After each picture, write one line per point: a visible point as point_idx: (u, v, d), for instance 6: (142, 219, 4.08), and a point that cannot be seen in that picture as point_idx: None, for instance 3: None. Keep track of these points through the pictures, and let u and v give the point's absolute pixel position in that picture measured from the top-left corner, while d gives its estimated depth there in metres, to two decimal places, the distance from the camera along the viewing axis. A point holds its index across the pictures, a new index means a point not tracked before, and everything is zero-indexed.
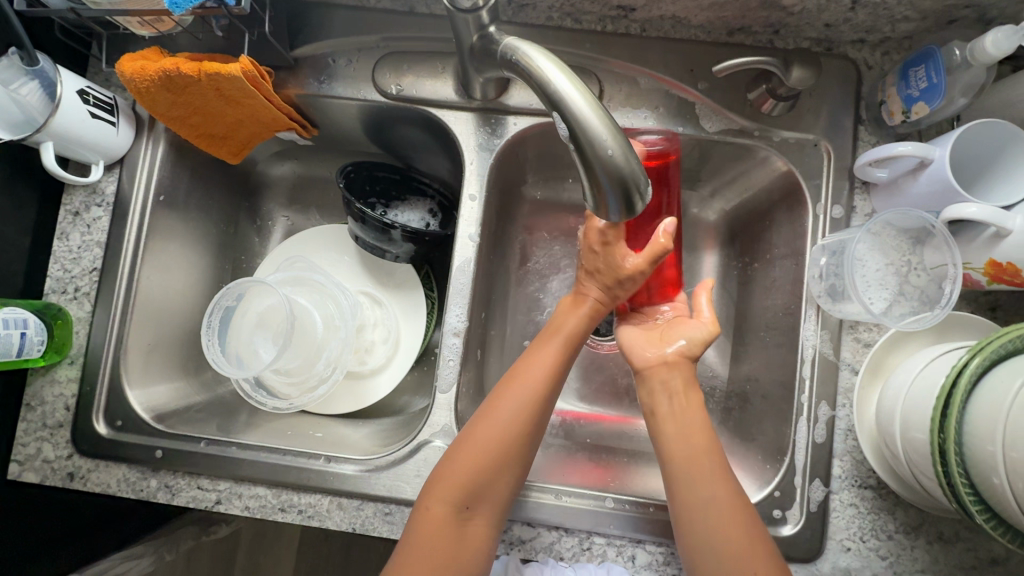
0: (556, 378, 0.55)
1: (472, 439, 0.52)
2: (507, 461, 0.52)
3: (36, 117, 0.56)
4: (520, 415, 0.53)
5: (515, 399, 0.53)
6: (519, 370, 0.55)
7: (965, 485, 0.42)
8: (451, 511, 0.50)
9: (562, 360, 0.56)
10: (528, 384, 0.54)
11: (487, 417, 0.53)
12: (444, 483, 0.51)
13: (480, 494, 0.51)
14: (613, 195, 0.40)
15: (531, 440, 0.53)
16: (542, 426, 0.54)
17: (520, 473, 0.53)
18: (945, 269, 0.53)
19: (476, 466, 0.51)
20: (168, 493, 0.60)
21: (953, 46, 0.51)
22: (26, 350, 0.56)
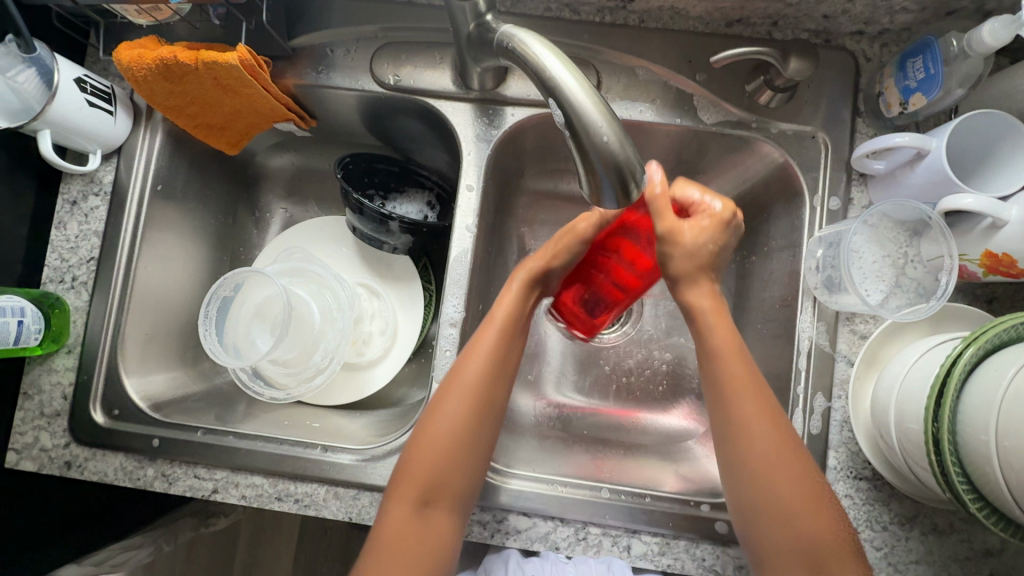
0: (500, 359, 0.55)
1: (425, 435, 0.53)
2: (463, 451, 0.52)
3: (34, 105, 0.55)
4: (469, 404, 0.53)
5: (462, 389, 0.53)
6: (466, 360, 0.55)
7: (960, 475, 0.42)
8: (412, 508, 0.51)
9: (505, 343, 0.56)
10: (472, 373, 0.54)
11: (437, 412, 0.53)
12: (404, 481, 0.52)
13: (441, 488, 0.51)
14: (609, 182, 0.40)
15: (484, 426, 0.54)
16: (494, 409, 0.55)
17: (479, 461, 0.53)
18: (942, 261, 0.52)
19: (430, 461, 0.52)
20: (164, 482, 0.60)
21: (951, 36, 0.50)
22: (23, 338, 0.56)
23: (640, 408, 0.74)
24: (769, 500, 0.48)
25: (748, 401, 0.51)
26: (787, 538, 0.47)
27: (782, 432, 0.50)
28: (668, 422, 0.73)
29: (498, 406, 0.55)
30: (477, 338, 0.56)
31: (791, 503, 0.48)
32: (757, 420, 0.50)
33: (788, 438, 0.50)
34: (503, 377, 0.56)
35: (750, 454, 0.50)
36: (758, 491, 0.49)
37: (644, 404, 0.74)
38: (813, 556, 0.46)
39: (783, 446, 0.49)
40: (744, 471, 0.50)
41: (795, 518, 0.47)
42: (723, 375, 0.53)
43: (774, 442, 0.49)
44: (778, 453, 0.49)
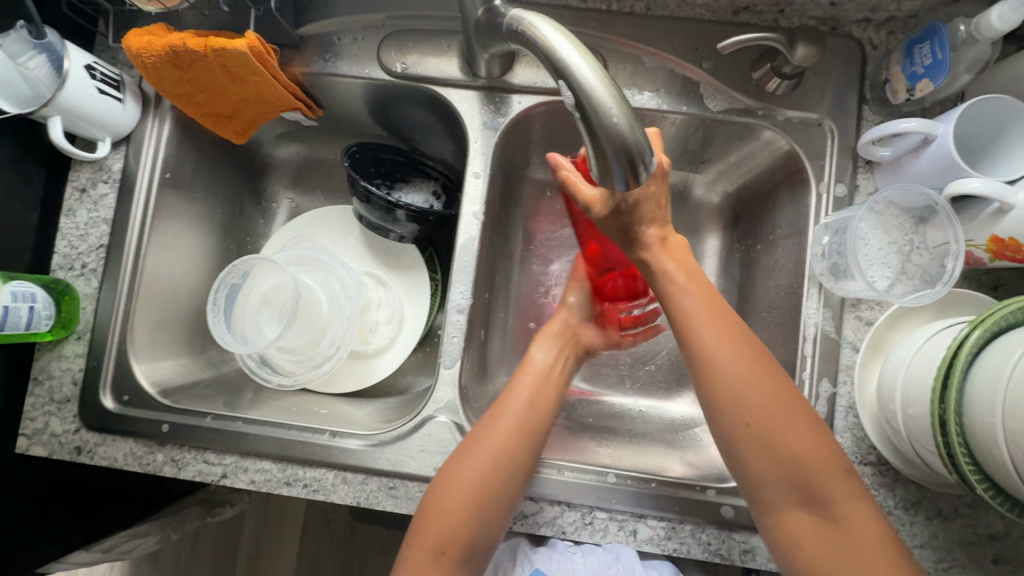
0: (529, 420, 0.57)
1: (447, 487, 0.52)
2: (483, 507, 0.52)
3: (44, 93, 0.56)
4: (493, 461, 0.53)
5: (488, 445, 0.54)
6: (492, 419, 0.56)
7: (965, 455, 0.42)
8: (426, 558, 0.51)
9: (531, 402, 0.58)
10: (505, 429, 0.55)
11: (462, 464, 0.53)
12: (422, 528, 0.52)
13: (457, 539, 0.51)
14: (619, 164, 0.40)
15: (510, 482, 0.53)
16: (519, 474, 0.54)
17: (494, 521, 0.53)
18: (948, 247, 0.53)
19: (451, 512, 0.51)
20: (174, 467, 0.60)
21: (959, 22, 0.51)
22: (34, 324, 0.57)
23: (644, 397, 0.74)
24: (754, 432, 0.48)
25: (718, 342, 0.50)
26: (781, 476, 0.47)
27: (754, 360, 0.50)
28: (673, 411, 0.73)
29: (523, 474, 0.54)
30: (504, 402, 0.58)
31: (781, 432, 0.48)
32: (736, 363, 0.49)
33: (760, 364, 0.50)
34: (530, 439, 0.55)
35: (733, 404, 0.49)
36: (738, 428, 0.49)
37: (650, 393, 0.74)
38: (800, 479, 0.47)
39: (759, 373, 0.49)
40: (726, 411, 0.49)
41: (784, 445, 0.47)
42: (702, 333, 0.51)
43: (751, 373, 0.49)
44: (756, 382, 0.49)
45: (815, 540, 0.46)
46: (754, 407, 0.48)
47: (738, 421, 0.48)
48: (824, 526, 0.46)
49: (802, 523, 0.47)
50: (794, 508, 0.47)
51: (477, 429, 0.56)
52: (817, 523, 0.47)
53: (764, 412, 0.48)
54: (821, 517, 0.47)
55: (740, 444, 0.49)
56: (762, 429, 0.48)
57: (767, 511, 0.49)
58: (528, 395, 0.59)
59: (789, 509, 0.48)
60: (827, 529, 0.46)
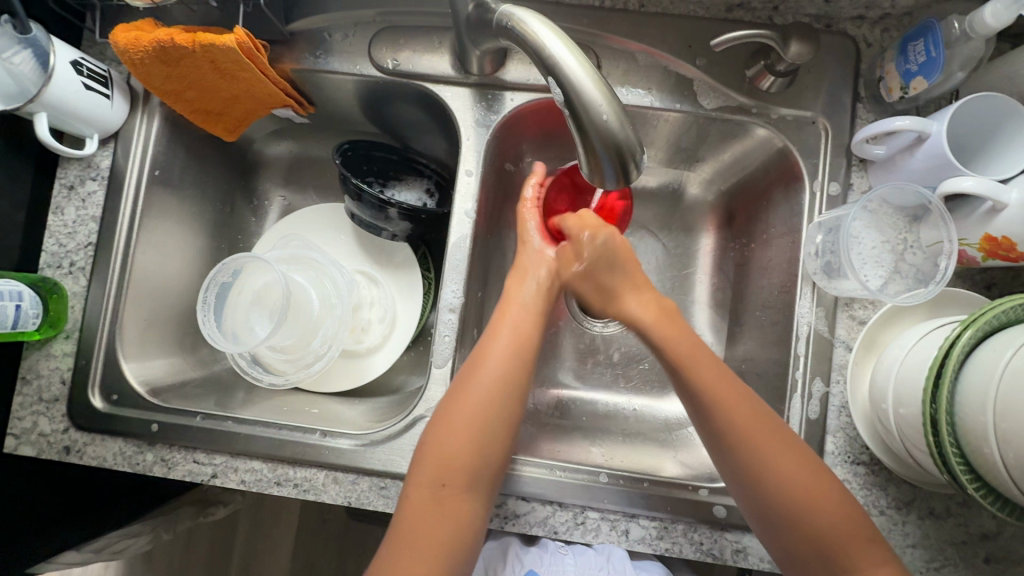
0: (521, 346, 0.57)
1: (444, 419, 0.53)
2: (482, 436, 0.52)
3: (30, 88, 0.55)
4: (489, 390, 0.53)
5: (482, 375, 0.54)
6: (485, 350, 0.56)
7: (956, 455, 0.42)
8: (430, 488, 0.50)
9: (523, 328, 0.58)
10: (498, 356, 0.55)
11: (457, 397, 0.53)
12: (423, 461, 0.52)
13: (458, 468, 0.51)
14: (609, 162, 0.40)
15: (508, 405, 0.54)
16: (516, 402, 0.54)
17: (496, 448, 0.52)
18: (941, 246, 0.52)
19: (448, 442, 0.51)
20: (164, 467, 0.60)
21: (953, 19, 0.50)
22: (21, 323, 0.56)
23: (637, 396, 0.74)
24: (782, 506, 0.48)
25: (737, 413, 0.51)
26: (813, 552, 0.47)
27: (776, 433, 0.50)
28: (666, 411, 0.73)
29: (519, 401, 0.55)
30: (496, 331, 0.58)
31: (808, 505, 0.48)
32: (758, 436, 0.50)
33: (783, 437, 0.50)
34: (524, 367, 0.56)
35: (757, 473, 0.49)
36: (764, 498, 0.49)
37: (643, 392, 0.74)
38: (834, 557, 0.47)
39: (782, 446, 0.50)
40: (747, 480, 0.50)
41: (812, 518, 0.47)
42: (717, 390, 0.52)
43: (773, 444, 0.50)
44: (779, 453, 0.49)
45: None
46: (779, 476, 0.48)
47: (763, 492, 0.49)
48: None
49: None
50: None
51: (467, 363, 0.56)
52: None
53: (790, 485, 0.48)
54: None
55: (766, 515, 0.49)
56: (793, 504, 0.48)
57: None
58: (523, 325, 0.59)
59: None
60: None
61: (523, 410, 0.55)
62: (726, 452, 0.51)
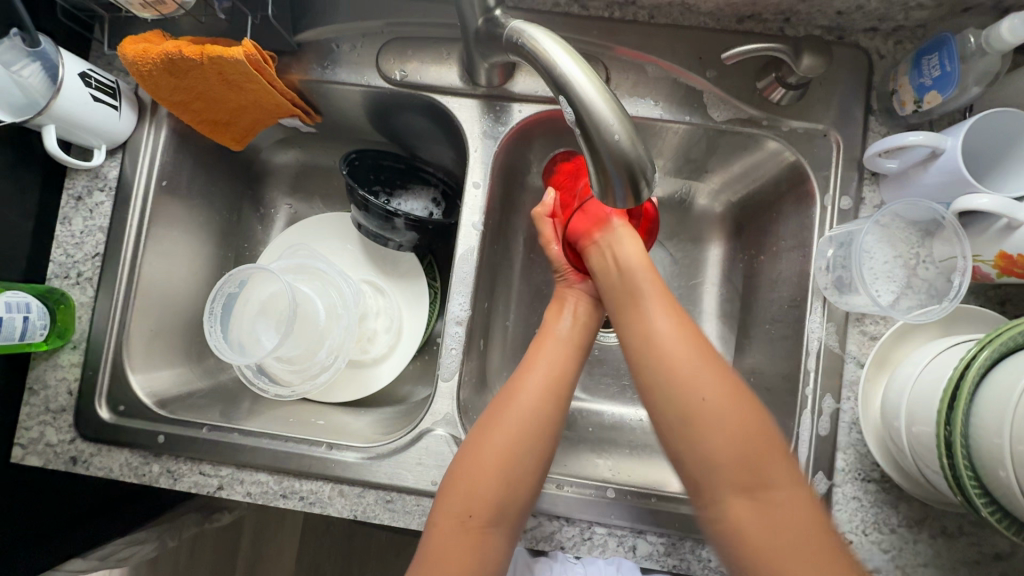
0: (557, 376, 0.56)
1: (475, 453, 0.52)
2: (512, 473, 0.51)
3: (39, 100, 0.55)
4: (521, 425, 0.53)
5: (514, 408, 0.54)
6: (519, 381, 0.56)
7: (971, 478, 0.41)
8: (456, 521, 0.50)
9: (561, 358, 0.57)
10: (534, 388, 0.55)
11: (490, 430, 0.53)
12: (451, 494, 0.51)
13: (486, 504, 0.50)
14: (620, 181, 0.39)
15: (541, 441, 0.53)
16: (546, 441, 0.53)
17: (525, 486, 0.52)
18: (955, 262, 0.52)
19: (479, 476, 0.51)
20: (169, 478, 0.60)
21: (968, 33, 0.50)
22: (29, 334, 0.56)
23: (644, 407, 0.73)
24: (695, 414, 0.47)
25: (662, 325, 0.51)
26: (704, 465, 0.46)
27: (697, 344, 0.50)
28: None
29: (552, 438, 0.54)
30: (529, 365, 0.57)
31: (705, 408, 0.47)
32: (679, 342, 0.50)
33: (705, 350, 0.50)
34: (559, 405, 0.55)
35: (674, 382, 0.48)
36: (675, 407, 0.48)
37: None
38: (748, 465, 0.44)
39: (706, 360, 0.49)
40: (663, 388, 0.49)
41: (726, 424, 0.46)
42: (654, 325, 0.52)
43: (693, 353, 0.49)
44: (698, 362, 0.49)
45: (762, 535, 0.43)
46: (691, 383, 0.48)
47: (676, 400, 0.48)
48: (769, 518, 0.43)
49: (744, 515, 0.44)
50: (738, 496, 0.44)
51: (501, 393, 0.56)
52: (760, 510, 0.43)
53: (707, 394, 0.47)
54: (766, 511, 0.43)
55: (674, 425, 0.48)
56: (705, 407, 0.46)
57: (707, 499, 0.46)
58: (557, 357, 0.57)
59: (728, 498, 0.45)
60: (772, 521, 0.43)
61: (552, 447, 0.54)
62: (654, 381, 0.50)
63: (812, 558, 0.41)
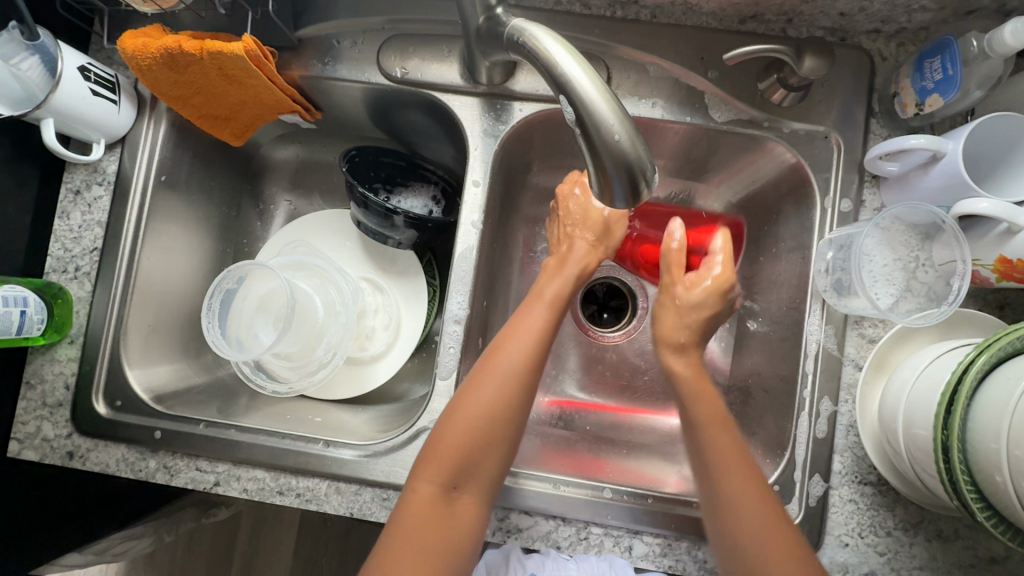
0: (538, 347, 0.56)
1: (453, 420, 0.52)
2: (490, 440, 0.52)
3: (37, 93, 0.55)
4: (502, 391, 0.53)
5: (495, 375, 0.54)
6: (500, 350, 0.56)
7: (968, 483, 0.41)
8: (438, 490, 0.50)
9: (541, 333, 0.57)
10: (514, 358, 0.55)
11: (468, 400, 0.53)
12: (433, 462, 0.51)
13: (466, 472, 0.51)
14: (620, 182, 0.39)
15: (519, 407, 0.54)
16: (524, 406, 0.54)
17: (503, 453, 0.53)
18: (954, 266, 0.51)
19: (460, 444, 0.51)
20: (166, 474, 0.60)
21: (971, 37, 0.49)
22: (26, 328, 0.56)
23: (642, 408, 0.74)
24: (755, 564, 0.46)
25: (724, 468, 0.50)
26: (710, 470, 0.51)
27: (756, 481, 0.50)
28: (670, 422, 0.72)
29: (526, 404, 0.55)
30: (512, 333, 0.57)
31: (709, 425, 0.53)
32: (743, 488, 0.49)
33: (764, 491, 0.50)
34: (535, 372, 0.56)
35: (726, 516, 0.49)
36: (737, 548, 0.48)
37: (647, 403, 0.74)
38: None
39: (767, 507, 0.48)
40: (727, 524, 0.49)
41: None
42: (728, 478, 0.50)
43: (754, 501, 0.49)
44: (757, 504, 0.48)
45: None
46: (750, 534, 0.47)
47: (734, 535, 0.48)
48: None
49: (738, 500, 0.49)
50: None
51: (482, 363, 0.55)
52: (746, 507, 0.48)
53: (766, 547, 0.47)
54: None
55: (731, 563, 0.48)
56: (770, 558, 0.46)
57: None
58: (538, 323, 0.58)
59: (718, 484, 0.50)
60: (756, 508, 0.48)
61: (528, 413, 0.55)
62: (719, 508, 0.50)
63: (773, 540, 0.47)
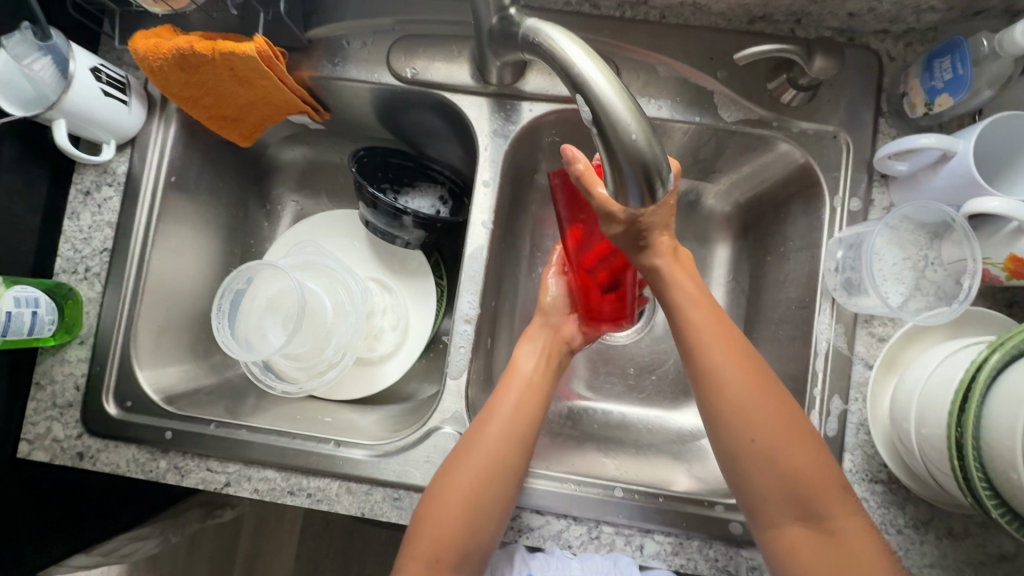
0: (516, 433, 0.55)
1: (438, 500, 0.52)
2: (474, 520, 0.51)
3: (49, 94, 0.55)
4: (482, 472, 0.52)
5: (477, 456, 0.53)
6: (480, 428, 0.55)
7: (981, 479, 0.42)
8: (423, 569, 0.50)
9: (519, 413, 0.56)
10: (491, 441, 0.54)
11: (450, 482, 0.52)
12: (418, 541, 0.51)
13: (449, 550, 0.51)
14: (635, 181, 0.40)
15: (505, 489, 0.53)
16: (509, 488, 0.53)
17: (487, 530, 0.52)
18: (965, 265, 0.51)
19: (441, 526, 0.51)
20: (177, 474, 0.59)
21: (981, 37, 0.50)
22: (37, 329, 0.56)
23: (650, 407, 0.74)
24: (770, 463, 0.47)
25: (731, 380, 0.49)
26: (721, 392, 0.49)
27: (766, 388, 0.49)
28: (677, 422, 0.72)
29: (512, 485, 0.53)
30: (490, 415, 0.56)
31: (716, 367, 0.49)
32: (747, 400, 0.48)
33: (776, 397, 0.49)
34: (519, 452, 0.54)
35: (734, 431, 0.49)
36: (749, 460, 0.48)
37: (655, 403, 0.74)
38: (802, 504, 0.47)
39: (778, 415, 0.48)
40: (739, 443, 0.48)
41: (793, 482, 0.47)
42: (737, 393, 0.49)
43: (770, 408, 0.48)
44: (766, 414, 0.48)
45: (811, 554, 0.47)
46: (759, 438, 0.48)
47: (746, 447, 0.48)
48: (822, 543, 0.47)
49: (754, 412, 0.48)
50: (791, 522, 0.47)
51: (465, 440, 0.55)
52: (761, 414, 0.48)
53: (777, 456, 0.47)
54: (817, 532, 0.47)
55: (742, 465, 0.49)
56: (782, 459, 0.47)
57: (765, 524, 0.49)
58: (516, 405, 0.57)
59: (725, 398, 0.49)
60: (774, 420, 0.48)
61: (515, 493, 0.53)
62: (723, 420, 0.49)
63: (787, 445, 0.47)
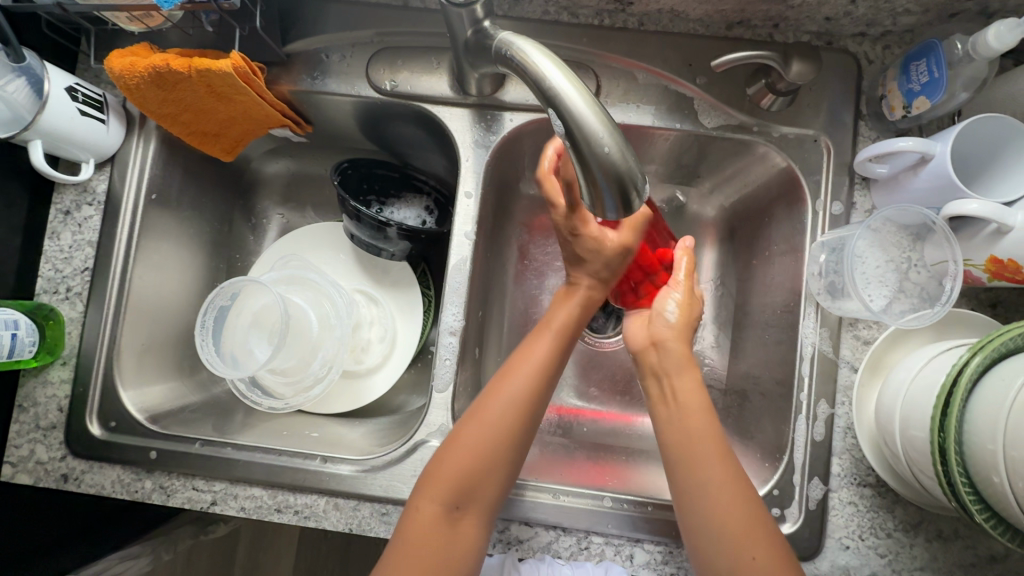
0: (545, 374, 0.55)
1: (462, 438, 0.52)
2: (495, 467, 0.52)
3: (24, 114, 0.55)
4: (507, 417, 0.53)
5: (496, 406, 0.53)
6: (505, 376, 0.55)
7: (964, 483, 0.41)
8: (441, 510, 0.50)
9: (546, 363, 0.56)
10: (519, 385, 0.54)
11: (473, 423, 0.53)
12: (434, 483, 0.51)
13: (468, 493, 0.50)
14: (610, 193, 0.39)
15: (527, 429, 0.54)
16: (530, 429, 0.54)
17: (507, 474, 0.52)
18: (946, 266, 0.52)
19: (463, 468, 0.51)
20: (162, 494, 0.59)
21: (956, 39, 0.50)
22: (18, 351, 0.55)
23: (642, 413, 0.73)
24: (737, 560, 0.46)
25: (703, 452, 0.50)
26: (681, 444, 0.51)
27: (758, 515, 0.48)
28: None
29: (531, 425, 0.54)
30: (518, 359, 0.56)
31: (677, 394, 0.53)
32: (722, 487, 0.49)
33: (739, 483, 0.49)
34: (541, 396, 0.55)
35: (696, 483, 0.49)
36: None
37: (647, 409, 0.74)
38: None
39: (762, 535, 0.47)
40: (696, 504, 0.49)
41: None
42: (704, 464, 0.49)
43: (735, 498, 0.48)
44: (732, 503, 0.48)
45: None
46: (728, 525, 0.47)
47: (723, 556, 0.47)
48: None
49: (724, 495, 0.48)
50: None
51: (488, 386, 0.55)
52: (731, 495, 0.48)
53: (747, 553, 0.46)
54: None
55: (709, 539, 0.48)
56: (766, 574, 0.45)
57: None
58: (546, 352, 0.57)
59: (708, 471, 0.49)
60: (740, 515, 0.47)
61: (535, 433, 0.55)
62: (692, 491, 0.49)
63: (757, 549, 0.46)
